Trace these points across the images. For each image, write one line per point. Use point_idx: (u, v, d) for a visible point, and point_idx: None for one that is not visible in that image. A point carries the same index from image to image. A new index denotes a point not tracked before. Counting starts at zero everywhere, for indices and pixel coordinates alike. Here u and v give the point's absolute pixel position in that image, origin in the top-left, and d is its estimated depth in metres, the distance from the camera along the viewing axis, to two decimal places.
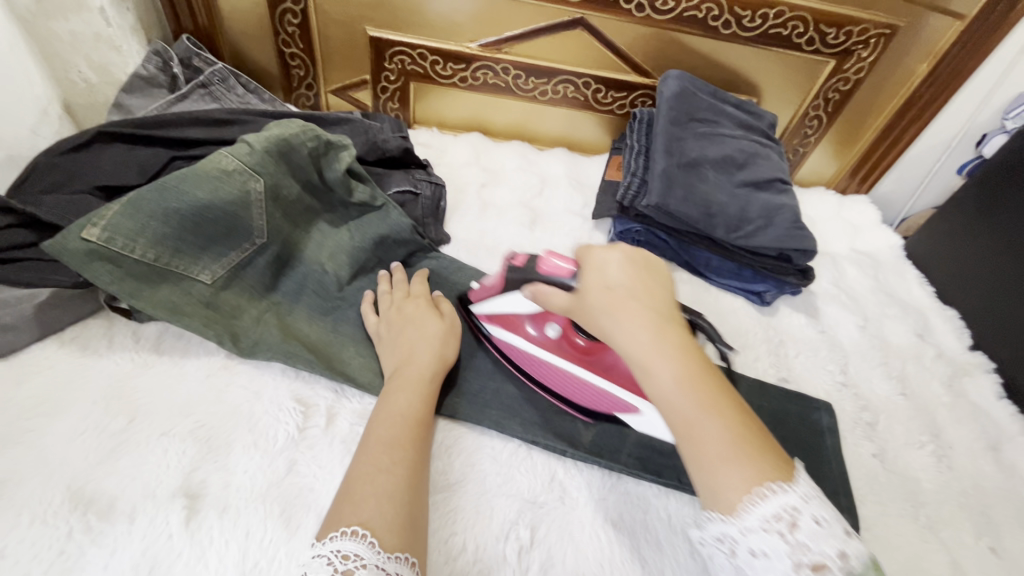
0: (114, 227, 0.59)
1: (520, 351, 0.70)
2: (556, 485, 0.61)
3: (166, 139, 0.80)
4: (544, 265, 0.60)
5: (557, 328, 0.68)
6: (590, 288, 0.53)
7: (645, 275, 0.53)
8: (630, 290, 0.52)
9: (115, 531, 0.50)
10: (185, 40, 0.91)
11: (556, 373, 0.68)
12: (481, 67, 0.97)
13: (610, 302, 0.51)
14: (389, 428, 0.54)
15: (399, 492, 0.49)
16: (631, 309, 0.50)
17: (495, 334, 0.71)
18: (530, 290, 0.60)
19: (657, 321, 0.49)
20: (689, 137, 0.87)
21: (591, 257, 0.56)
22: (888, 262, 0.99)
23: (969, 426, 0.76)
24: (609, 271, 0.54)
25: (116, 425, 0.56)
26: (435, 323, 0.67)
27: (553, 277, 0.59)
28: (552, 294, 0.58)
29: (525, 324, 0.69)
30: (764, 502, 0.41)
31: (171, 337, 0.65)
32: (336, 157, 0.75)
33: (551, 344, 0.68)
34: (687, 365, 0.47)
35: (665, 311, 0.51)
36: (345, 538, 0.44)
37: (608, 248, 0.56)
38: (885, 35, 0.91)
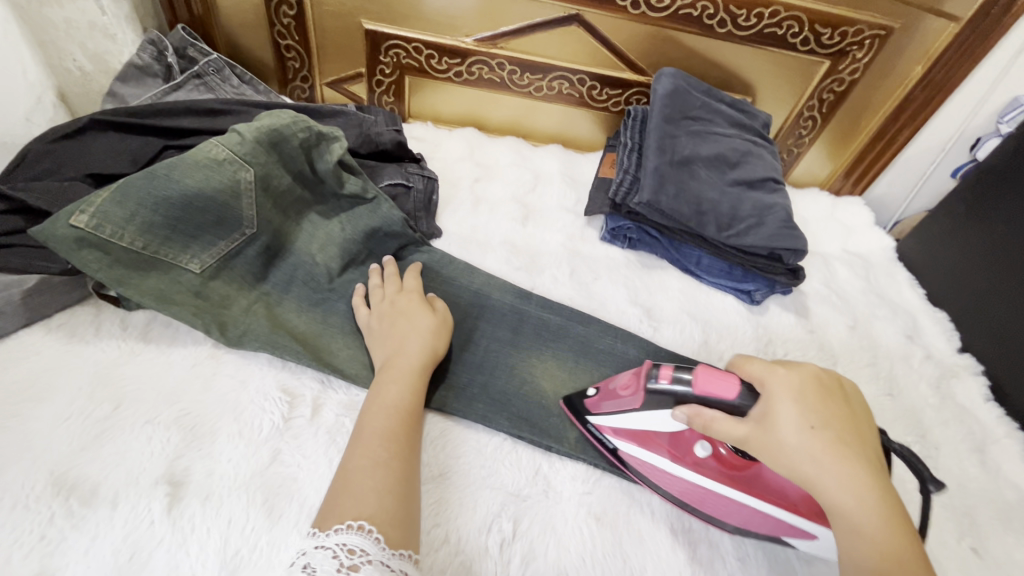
0: (103, 214, 0.59)
1: (656, 471, 0.59)
2: (541, 478, 0.61)
3: (159, 129, 0.80)
4: (699, 383, 0.51)
5: (705, 446, 0.58)
6: (793, 422, 0.47)
7: (843, 412, 0.49)
8: (839, 434, 0.47)
9: (97, 517, 0.50)
10: (181, 30, 0.91)
11: (703, 495, 0.57)
12: (476, 61, 0.97)
13: (820, 446, 0.46)
14: (382, 420, 0.54)
15: (393, 484, 0.49)
16: (843, 456, 0.46)
17: (622, 451, 0.61)
18: (686, 412, 0.53)
19: (871, 475, 0.46)
20: (682, 135, 0.87)
21: (789, 381, 0.49)
22: (879, 264, 1.00)
23: (955, 427, 0.77)
24: (810, 404, 0.48)
25: (101, 411, 0.56)
26: (426, 316, 0.66)
27: (715, 398, 0.51)
28: (719, 420, 0.51)
29: (664, 442, 0.59)
30: None
31: (159, 325, 0.65)
32: (328, 149, 0.75)
33: (698, 464, 0.57)
34: (904, 537, 0.43)
35: (872, 462, 0.47)
36: (351, 532, 0.44)
37: (806, 374, 0.50)
38: (880, 36, 0.91)
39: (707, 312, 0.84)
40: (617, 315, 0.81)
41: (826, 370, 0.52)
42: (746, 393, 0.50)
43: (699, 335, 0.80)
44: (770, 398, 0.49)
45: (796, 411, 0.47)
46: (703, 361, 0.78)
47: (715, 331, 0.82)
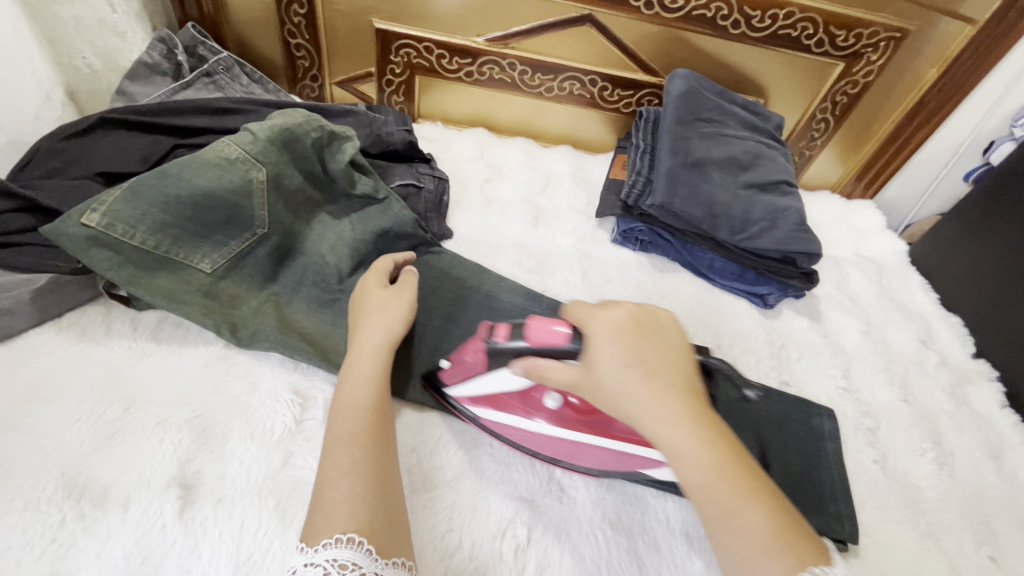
0: (115, 213, 0.59)
1: (519, 432, 0.62)
2: (553, 484, 0.60)
3: (168, 127, 0.79)
4: (532, 334, 0.51)
5: (554, 397, 0.59)
6: (609, 362, 0.45)
7: (665, 344, 0.47)
8: (652, 366, 0.45)
9: (108, 520, 0.49)
10: (191, 28, 0.90)
11: (564, 445, 0.60)
12: (487, 61, 0.97)
13: (632, 379, 0.44)
14: (345, 424, 0.51)
15: (367, 492, 0.46)
16: (655, 387, 0.44)
17: (484, 419, 0.62)
18: (522, 365, 0.52)
19: (685, 400, 0.44)
20: (694, 136, 0.86)
21: (604, 322, 0.47)
22: (892, 268, 0.99)
23: (971, 433, 0.76)
24: (624, 339, 0.46)
25: (111, 413, 0.56)
26: (379, 294, 0.63)
27: (547, 348, 0.50)
28: (553, 367, 0.50)
29: (516, 401, 0.61)
30: None
31: (169, 325, 0.65)
32: (340, 148, 0.74)
33: (553, 415, 0.60)
34: (723, 451, 0.42)
35: (687, 386, 0.45)
36: (340, 546, 0.42)
37: (624, 310, 0.47)
38: (895, 38, 0.90)
39: (719, 316, 0.83)
40: None
41: (647, 304, 0.49)
42: (575, 337, 0.49)
43: (713, 340, 0.80)
44: (591, 342, 0.47)
45: (611, 350, 0.45)
46: None
47: (729, 334, 0.81)
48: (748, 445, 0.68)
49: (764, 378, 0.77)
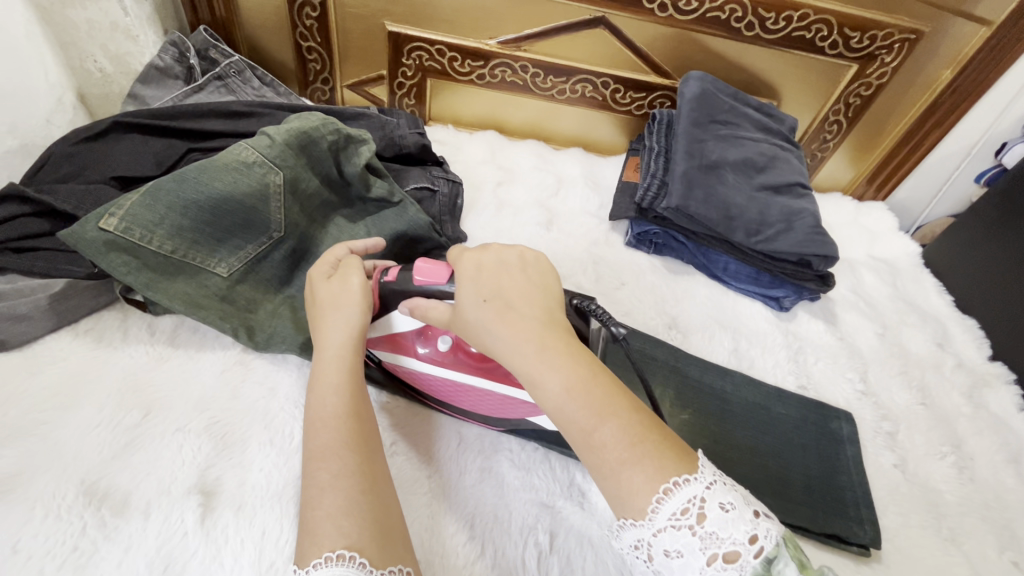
0: (132, 217, 0.59)
1: (414, 373, 0.61)
2: (574, 490, 0.60)
3: (181, 131, 0.79)
4: (416, 275, 0.55)
5: (446, 340, 0.58)
6: (470, 300, 0.48)
7: (524, 278, 0.50)
8: (509, 300, 0.48)
9: (130, 528, 0.49)
10: (204, 32, 0.90)
11: (458, 389, 0.60)
12: (499, 64, 0.96)
13: (489, 314, 0.47)
14: (315, 436, 0.47)
15: (355, 505, 0.43)
16: (508, 319, 0.46)
17: (386, 360, 0.63)
18: (407, 305, 0.55)
19: (540, 328, 0.46)
20: (709, 138, 0.86)
21: (467, 265, 0.51)
22: (905, 270, 0.99)
23: (990, 437, 0.75)
24: (484, 279, 0.49)
25: (130, 419, 0.55)
26: (324, 285, 0.56)
27: (428, 286, 0.55)
28: (433, 306, 0.53)
29: (413, 342, 0.60)
30: (671, 497, 0.39)
31: (186, 330, 0.64)
32: (356, 151, 0.74)
33: (444, 358, 0.59)
34: (578, 372, 0.44)
35: (542, 316, 0.47)
36: (330, 564, 0.39)
37: (486, 255, 0.51)
38: (910, 40, 0.90)
39: (734, 319, 0.83)
40: (643, 322, 0.79)
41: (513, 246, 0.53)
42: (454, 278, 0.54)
43: (729, 344, 0.79)
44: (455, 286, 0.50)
45: (471, 289, 0.49)
46: (733, 368, 0.77)
47: (745, 337, 0.81)
48: (767, 449, 0.68)
49: (781, 381, 0.77)
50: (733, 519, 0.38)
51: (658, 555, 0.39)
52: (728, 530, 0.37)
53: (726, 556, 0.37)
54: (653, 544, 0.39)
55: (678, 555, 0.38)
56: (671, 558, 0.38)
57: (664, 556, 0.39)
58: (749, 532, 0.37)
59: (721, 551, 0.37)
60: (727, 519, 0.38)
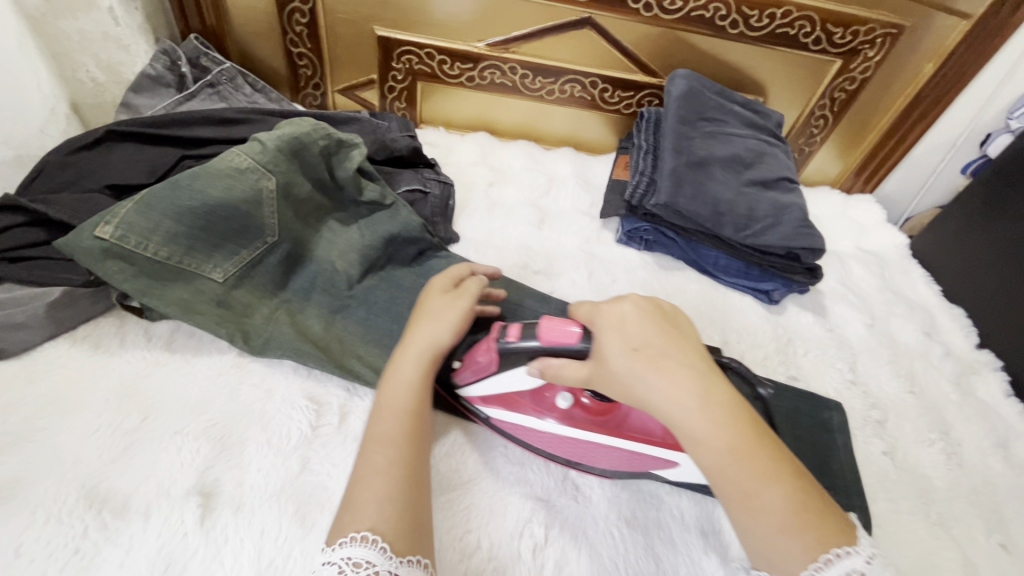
0: (128, 225, 0.59)
1: (531, 432, 0.61)
2: (568, 484, 0.61)
3: (175, 138, 0.80)
4: (544, 335, 0.53)
5: (566, 397, 0.60)
6: (618, 349, 0.49)
7: (672, 331, 0.51)
8: (661, 349, 0.48)
9: (130, 530, 0.50)
10: (194, 40, 0.91)
11: (578, 445, 0.60)
12: (489, 66, 0.98)
13: (644, 365, 0.47)
14: (381, 424, 0.52)
15: (396, 492, 0.47)
16: (664, 370, 0.47)
17: (496, 417, 0.62)
18: (537, 365, 0.54)
19: (698, 380, 0.47)
20: (697, 135, 0.87)
21: (609, 315, 0.52)
22: (894, 261, 1.00)
23: (978, 423, 0.77)
24: (630, 328, 0.50)
25: (128, 423, 0.56)
26: (437, 299, 0.62)
27: (558, 347, 0.53)
28: (565, 366, 0.53)
29: (528, 401, 0.61)
30: (831, 566, 0.41)
31: (183, 335, 0.65)
32: (347, 156, 0.74)
33: (564, 415, 0.60)
34: (740, 431, 0.45)
35: (697, 368, 0.48)
36: (356, 544, 0.43)
37: (627, 298, 0.52)
38: (892, 34, 0.91)
39: (725, 313, 0.84)
40: None
41: (649, 295, 0.54)
42: (585, 336, 0.52)
43: (720, 337, 0.80)
44: (599, 333, 0.50)
45: (618, 339, 0.49)
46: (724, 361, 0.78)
47: (735, 331, 0.82)
48: None
49: (771, 374, 0.78)
50: None
51: None
52: None
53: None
54: None
55: None
56: None
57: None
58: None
59: None
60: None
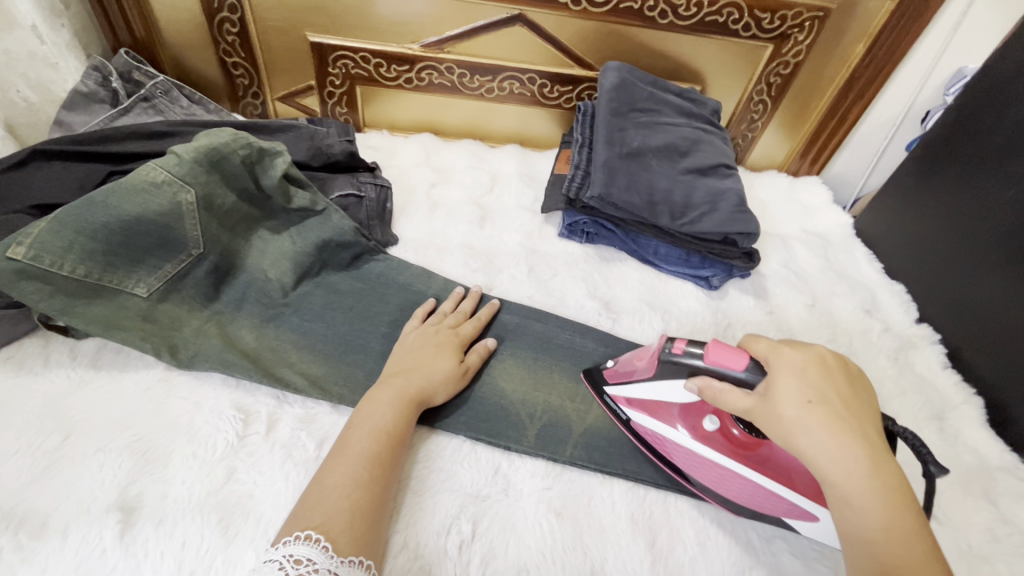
0: (41, 244, 0.58)
1: (668, 443, 0.62)
2: (499, 478, 0.62)
3: (105, 154, 0.80)
4: (710, 355, 0.54)
5: (714, 420, 0.60)
6: (791, 396, 0.48)
7: (853, 393, 0.49)
8: (839, 409, 0.47)
9: (47, 549, 0.50)
10: (125, 55, 0.91)
11: (709, 469, 0.60)
12: (426, 67, 0.98)
13: (817, 419, 0.47)
14: (361, 439, 0.56)
15: (360, 504, 0.51)
16: (839, 428, 0.46)
17: (636, 420, 0.65)
18: (696, 382, 0.55)
19: (869, 449, 0.46)
20: (630, 127, 0.88)
21: (788, 360, 0.51)
22: (838, 242, 1.01)
23: (914, 397, 0.78)
24: (809, 380, 0.49)
25: (50, 442, 0.56)
26: (450, 362, 0.66)
27: (723, 370, 0.53)
28: (727, 391, 0.53)
29: (675, 414, 0.62)
30: None
31: (109, 351, 0.65)
32: (271, 164, 0.74)
33: (706, 436, 0.60)
34: (900, 512, 0.44)
35: (873, 437, 0.47)
36: (298, 542, 0.47)
37: (808, 350, 0.51)
38: (819, 17, 0.92)
39: (666, 302, 0.84)
40: (576, 310, 0.81)
41: (834, 351, 0.52)
42: (753, 366, 0.52)
43: (659, 324, 0.81)
44: (773, 375, 0.50)
45: (795, 387, 0.49)
46: None
47: (676, 318, 0.82)
48: None
49: None
50: None
51: None
52: None
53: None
54: None
55: None
56: None
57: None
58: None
59: None
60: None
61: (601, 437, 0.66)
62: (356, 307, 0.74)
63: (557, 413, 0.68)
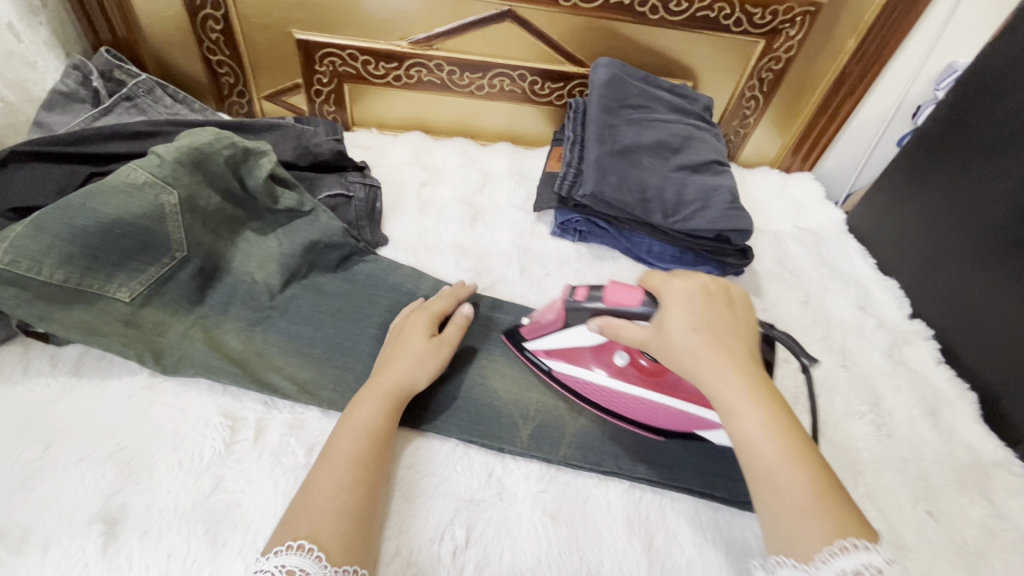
0: (17, 249, 0.56)
1: (588, 384, 0.67)
2: (493, 481, 0.61)
3: (86, 155, 0.78)
4: (608, 295, 0.56)
5: (623, 355, 0.65)
6: (678, 324, 0.51)
7: (731, 313, 0.52)
8: (718, 330, 0.50)
9: (28, 564, 0.48)
10: (106, 53, 0.89)
11: (630, 401, 0.66)
12: (415, 64, 0.96)
13: (699, 341, 0.49)
14: (352, 443, 0.55)
15: (352, 510, 0.50)
16: (718, 346, 0.49)
17: (557, 369, 0.68)
18: (597, 322, 0.57)
19: (743, 361, 0.49)
20: (622, 123, 0.87)
21: (676, 292, 0.53)
22: (831, 237, 1.01)
23: (908, 393, 0.77)
24: (694, 307, 0.52)
25: (30, 453, 0.55)
26: (421, 340, 0.65)
27: (622, 308, 0.55)
28: (625, 326, 0.55)
29: (588, 355, 0.66)
30: (846, 556, 0.41)
31: (92, 358, 0.63)
32: (256, 164, 0.73)
33: (620, 371, 0.65)
34: (776, 412, 0.47)
35: (745, 351, 0.50)
36: (290, 552, 0.45)
37: (693, 279, 0.54)
38: (810, 12, 0.92)
39: None
40: None
41: (717, 278, 0.55)
42: (648, 301, 0.54)
43: None
44: (664, 305, 0.52)
45: (682, 314, 0.51)
46: None
47: None
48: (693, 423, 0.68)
49: None
50: None
51: None
52: None
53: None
54: None
55: None
56: None
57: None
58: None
59: None
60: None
61: (595, 437, 0.65)
62: (345, 309, 0.72)
63: (551, 413, 0.67)
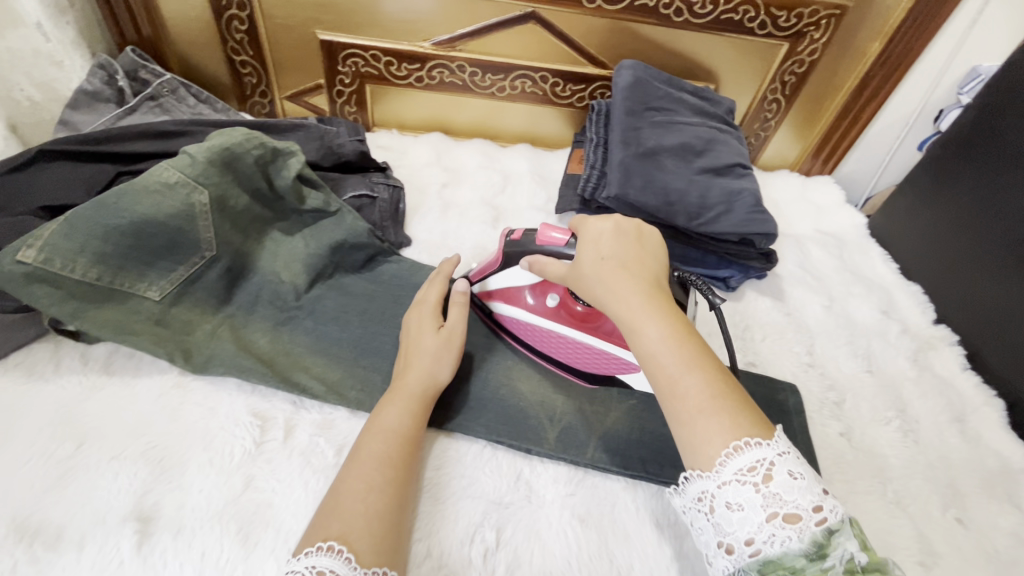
0: (52, 247, 0.56)
1: (520, 322, 0.71)
2: (522, 484, 0.61)
3: (112, 154, 0.78)
4: (540, 236, 0.59)
5: (555, 297, 0.68)
6: (589, 259, 0.52)
7: (638, 247, 0.53)
8: (625, 261, 0.51)
9: (63, 561, 0.49)
10: (131, 52, 0.89)
11: (558, 341, 0.69)
12: (437, 66, 0.97)
13: (606, 269, 0.50)
14: (381, 443, 0.55)
15: (382, 511, 0.50)
16: (623, 272, 0.50)
17: (494, 307, 0.72)
18: (526, 261, 0.60)
19: (646, 283, 0.49)
20: (645, 125, 0.87)
21: (589, 232, 0.55)
22: (852, 242, 1.00)
23: (934, 399, 0.77)
24: (605, 244, 0.53)
25: (63, 450, 0.55)
26: (432, 336, 0.64)
27: (550, 248, 0.58)
28: (550, 264, 0.57)
29: (522, 294, 0.69)
30: (740, 454, 0.40)
31: (122, 356, 0.63)
32: (285, 164, 0.73)
33: (549, 312, 0.68)
34: (676, 324, 0.46)
35: (649, 276, 0.51)
36: (321, 553, 0.44)
37: (607, 221, 0.55)
38: (835, 15, 0.91)
39: None
40: None
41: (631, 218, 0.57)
42: (573, 242, 0.57)
43: None
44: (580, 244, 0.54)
45: (592, 250, 0.53)
46: None
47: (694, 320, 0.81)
48: None
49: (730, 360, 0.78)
50: (802, 487, 0.39)
51: (719, 507, 0.40)
52: (795, 495, 0.38)
53: (787, 516, 0.38)
54: (716, 495, 0.40)
55: (739, 508, 0.39)
56: (732, 510, 0.40)
57: (725, 508, 0.40)
58: (814, 502, 0.38)
59: (784, 511, 0.38)
60: (795, 486, 0.39)
61: (622, 439, 0.65)
62: (371, 310, 0.72)
63: (576, 415, 0.67)
